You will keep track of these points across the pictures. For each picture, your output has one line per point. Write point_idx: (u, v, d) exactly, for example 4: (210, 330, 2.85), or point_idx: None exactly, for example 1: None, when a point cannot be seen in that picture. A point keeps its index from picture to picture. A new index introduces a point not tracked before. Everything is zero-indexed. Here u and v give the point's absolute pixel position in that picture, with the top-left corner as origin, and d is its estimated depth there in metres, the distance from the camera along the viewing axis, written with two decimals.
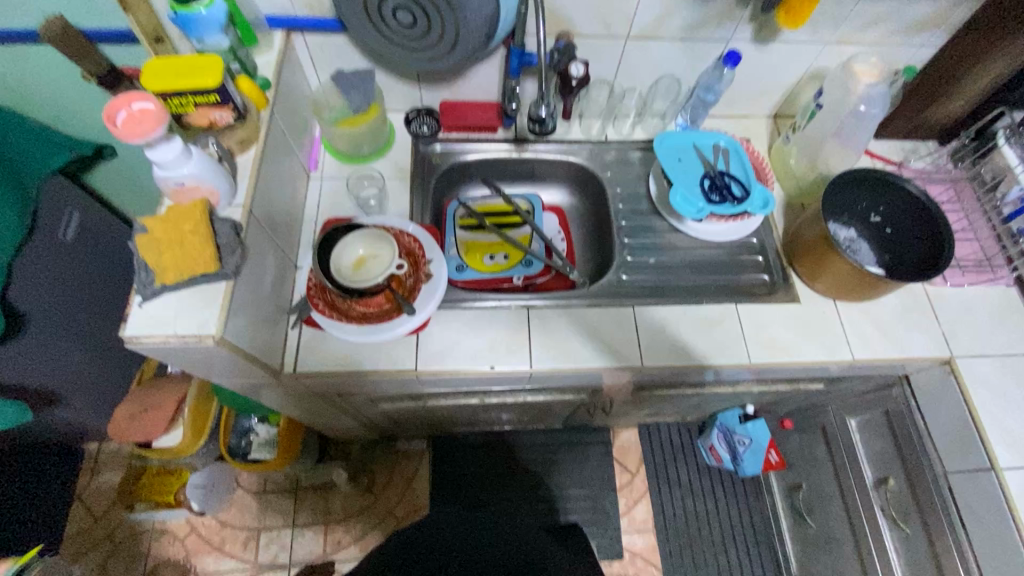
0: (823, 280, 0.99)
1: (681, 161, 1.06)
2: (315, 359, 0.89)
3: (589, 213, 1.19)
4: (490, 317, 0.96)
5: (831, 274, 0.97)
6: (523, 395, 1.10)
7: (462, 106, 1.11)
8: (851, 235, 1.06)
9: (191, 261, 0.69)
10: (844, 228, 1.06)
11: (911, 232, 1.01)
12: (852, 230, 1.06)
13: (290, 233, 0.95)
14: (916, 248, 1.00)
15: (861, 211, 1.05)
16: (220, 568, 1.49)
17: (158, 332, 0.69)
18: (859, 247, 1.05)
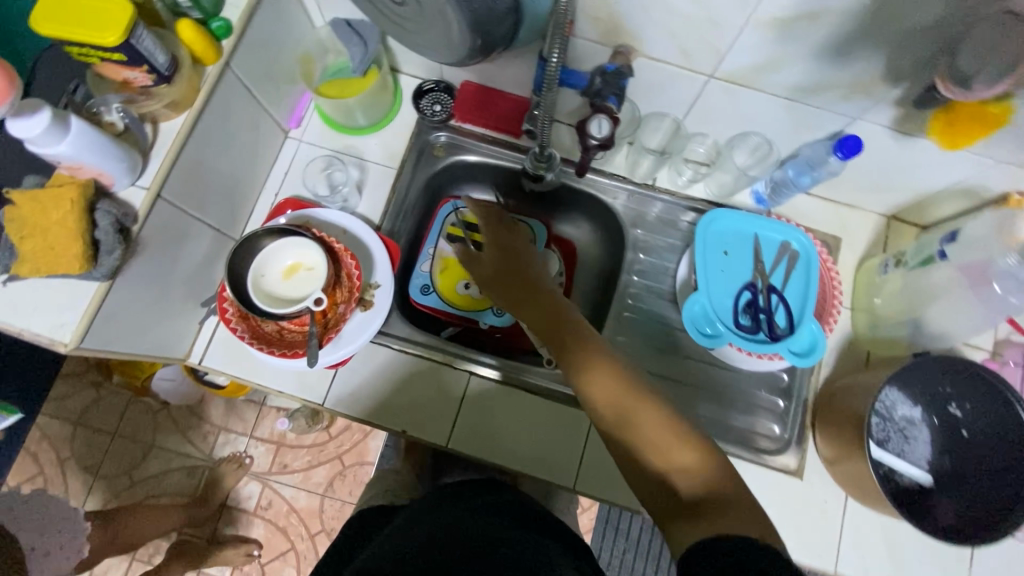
0: (841, 468, 0.77)
1: (726, 257, 0.80)
2: (223, 360, 0.81)
3: (603, 267, 0.96)
4: (426, 371, 0.83)
5: (852, 469, 0.75)
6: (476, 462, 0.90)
7: (488, 95, 0.89)
8: (911, 417, 0.81)
9: (53, 256, 0.58)
10: (908, 404, 0.81)
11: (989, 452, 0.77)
12: (916, 411, 0.81)
13: (233, 207, 0.83)
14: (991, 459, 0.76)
15: (940, 394, 0.80)
16: (177, 449, 1.58)
17: (10, 322, 0.61)
18: (915, 435, 0.80)
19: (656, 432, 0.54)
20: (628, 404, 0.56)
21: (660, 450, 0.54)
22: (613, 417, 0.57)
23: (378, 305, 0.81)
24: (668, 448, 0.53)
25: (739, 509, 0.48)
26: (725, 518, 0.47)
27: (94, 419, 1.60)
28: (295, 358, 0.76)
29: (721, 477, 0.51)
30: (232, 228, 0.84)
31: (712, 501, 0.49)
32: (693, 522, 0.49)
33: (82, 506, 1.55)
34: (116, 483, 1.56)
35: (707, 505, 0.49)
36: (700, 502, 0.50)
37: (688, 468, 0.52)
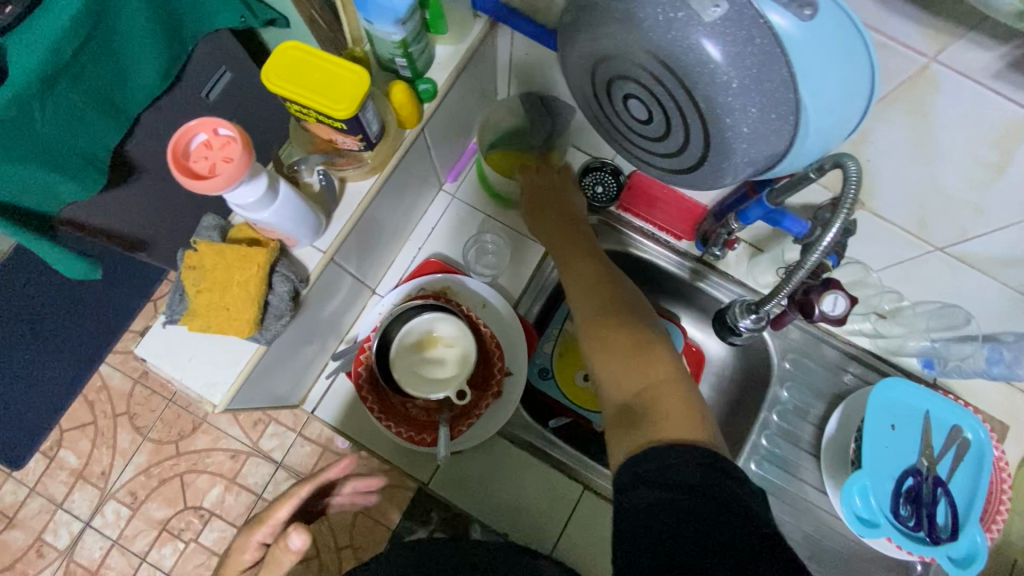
0: None
1: (892, 433, 0.73)
2: (335, 415, 0.78)
3: (733, 389, 0.90)
4: (537, 474, 0.78)
5: None
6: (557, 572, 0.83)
7: (661, 193, 0.82)
8: None
9: (226, 316, 0.55)
10: None
11: None
12: None
13: (377, 258, 0.79)
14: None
15: None
16: (225, 430, 1.57)
17: (163, 367, 0.58)
18: None
19: (629, 351, 0.59)
20: (615, 329, 0.62)
21: (625, 369, 0.58)
22: (600, 339, 0.62)
23: (507, 395, 0.75)
24: (626, 367, 0.58)
25: (681, 418, 0.51)
26: (663, 421, 0.51)
27: (155, 381, 1.60)
28: (418, 441, 0.73)
29: (677, 394, 0.54)
30: (372, 278, 0.80)
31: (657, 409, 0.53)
32: (628, 426, 0.53)
33: (126, 464, 1.56)
34: (163, 449, 1.56)
35: (652, 413, 0.53)
36: (641, 406, 0.54)
37: (644, 382, 0.56)
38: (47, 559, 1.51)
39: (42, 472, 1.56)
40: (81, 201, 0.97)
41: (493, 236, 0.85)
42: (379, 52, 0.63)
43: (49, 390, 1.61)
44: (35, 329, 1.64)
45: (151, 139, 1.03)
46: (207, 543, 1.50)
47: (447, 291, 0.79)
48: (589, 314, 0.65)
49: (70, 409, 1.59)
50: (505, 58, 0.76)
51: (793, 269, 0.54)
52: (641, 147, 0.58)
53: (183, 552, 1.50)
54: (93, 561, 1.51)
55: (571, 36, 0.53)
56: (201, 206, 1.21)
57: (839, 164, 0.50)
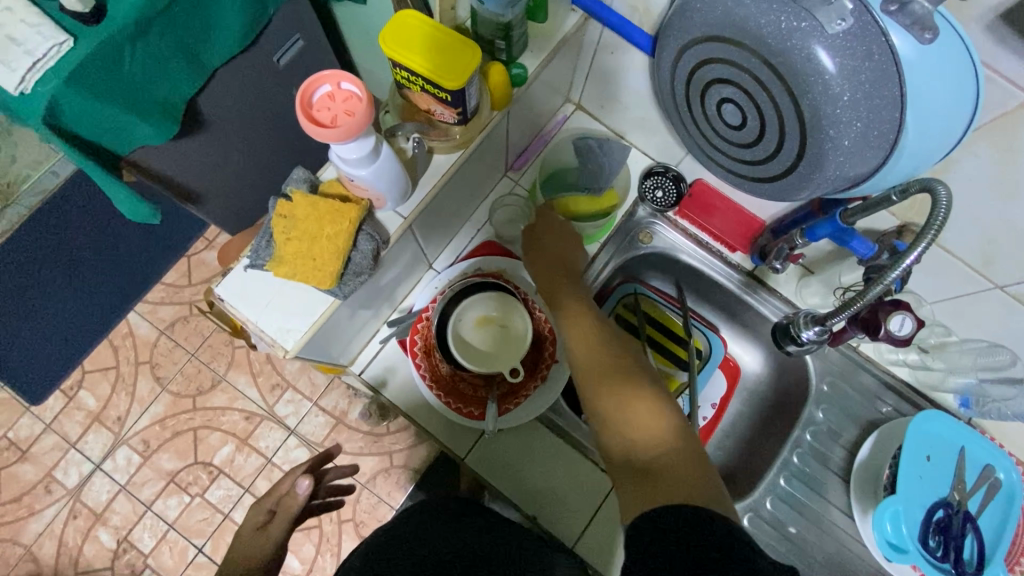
0: None
1: (927, 464, 0.75)
2: (381, 381, 0.79)
3: (765, 406, 0.91)
4: (570, 465, 0.79)
5: None
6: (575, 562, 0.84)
7: (721, 203, 0.84)
8: None
9: (311, 266, 0.57)
10: None
11: None
12: None
13: (440, 233, 0.80)
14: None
15: None
16: (243, 391, 1.60)
17: (239, 310, 0.60)
18: None
19: (629, 400, 0.59)
20: (602, 372, 0.63)
21: (629, 417, 0.58)
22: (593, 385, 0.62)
23: (552, 381, 0.76)
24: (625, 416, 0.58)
25: (685, 471, 0.51)
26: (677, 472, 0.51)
27: (180, 335, 1.62)
28: (462, 415, 0.74)
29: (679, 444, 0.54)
30: (431, 253, 0.82)
31: (665, 456, 0.53)
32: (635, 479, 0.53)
33: (142, 412, 1.58)
34: (180, 402, 1.59)
35: (655, 467, 0.53)
36: (647, 456, 0.54)
37: (645, 432, 0.56)
38: (54, 497, 1.53)
39: (60, 410, 1.58)
40: (149, 146, 0.98)
41: None
42: (480, 33, 0.65)
43: (74, 331, 1.63)
44: (68, 268, 1.66)
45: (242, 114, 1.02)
46: (213, 499, 1.53)
47: (503, 274, 0.81)
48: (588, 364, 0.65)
49: (93, 352, 1.61)
50: (588, 56, 0.78)
51: (867, 287, 0.56)
52: (724, 152, 0.60)
53: (187, 505, 1.53)
54: (99, 504, 1.53)
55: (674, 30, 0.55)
56: (256, 169, 1.24)
57: (926, 189, 0.51)
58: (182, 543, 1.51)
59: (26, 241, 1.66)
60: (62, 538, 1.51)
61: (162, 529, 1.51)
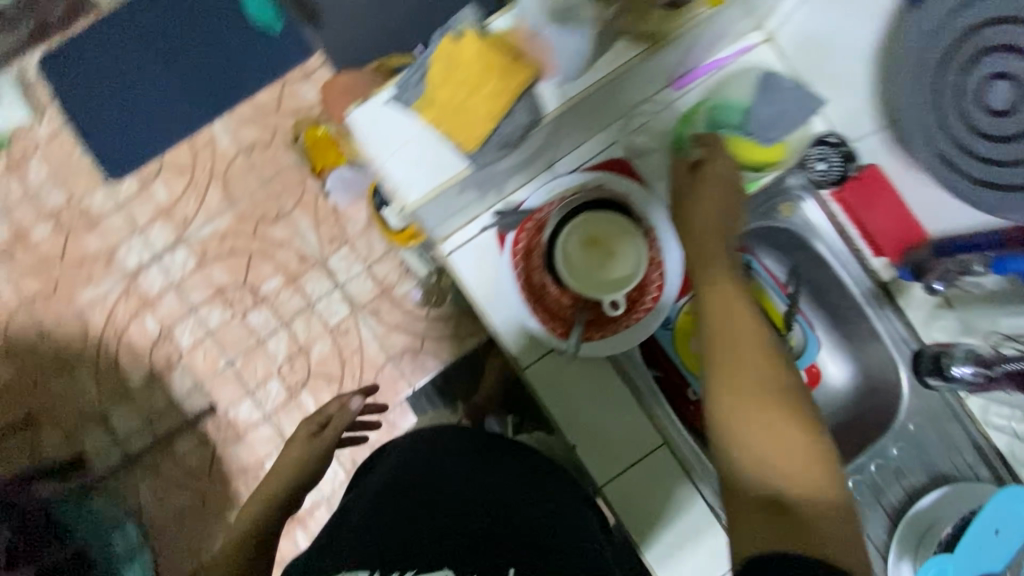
0: None
1: (995, 537, 0.69)
2: (468, 267, 0.76)
3: (831, 422, 0.86)
4: (627, 414, 0.77)
5: None
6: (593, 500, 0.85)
7: (889, 198, 0.74)
8: None
9: (463, 119, 0.52)
10: None
11: None
12: None
13: (577, 135, 0.73)
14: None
15: None
16: (303, 232, 1.61)
17: (367, 146, 0.55)
18: None
19: (774, 422, 0.53)
20: (752, 376, 0.55)
21: (771, 447, 0.53)
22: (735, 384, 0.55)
23: (642, 328, 0.71)
24: (770, 436, 0.53)
25: (830, 525, 0.49)
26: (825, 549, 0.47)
27: (257, 159, 1.62)
28: (544, 329, 0.71)
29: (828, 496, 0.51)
30: (558, 152, 0.74)
31: (814, 522, 0.49)
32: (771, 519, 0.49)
33: (207, 221, 1.62)
34: (243, 224, 1.61)
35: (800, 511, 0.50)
36: (790, 503, 0.50)
37: (790, 464, 0.52)
38: (112, 272, 1.61)
39: (133, 194, 1.62)
40: None
41: None
42: None
43: (159, 121, 1.63)
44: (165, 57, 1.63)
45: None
46: (253, 323, 1.60)
47: (626, 202, 0.71)
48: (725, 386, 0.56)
49: (173, 148, 1.63)
50: None
51: None
52: None
53: (228, 320, 1.60)
54: (151, 291, 1.61)
55: (962, 14, 0.56)
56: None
57: None
58: (216, 352, 1.60)
59: (130, 15, 1.62)
60: (112, 311, 1.61)
61: (201, 334, 1.60)
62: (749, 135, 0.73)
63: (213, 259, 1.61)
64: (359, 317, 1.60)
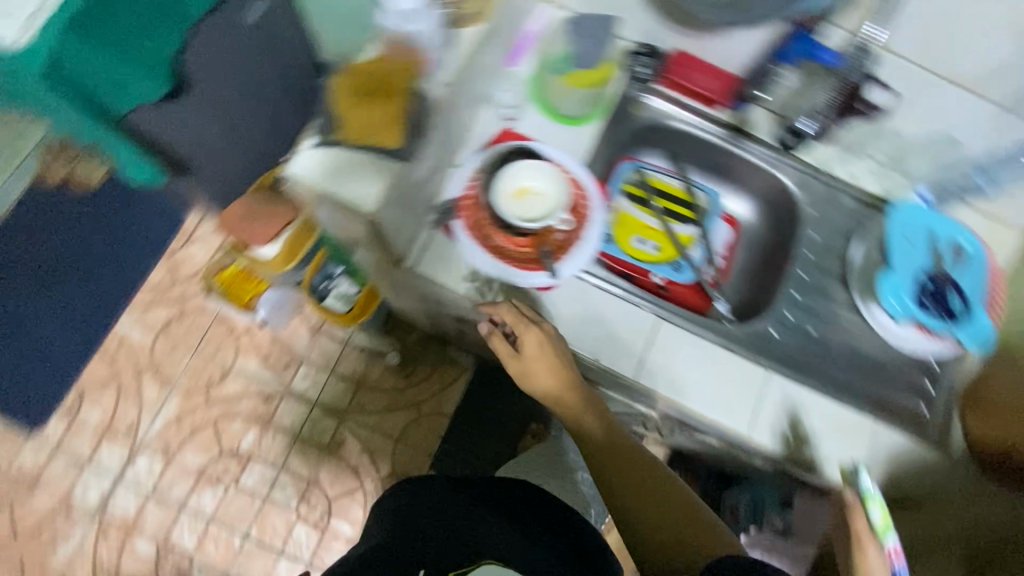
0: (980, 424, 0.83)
1: (904, 245, 0.90)
2: (434, 266, 0.84)
3: (763, 245, 1.03)
4: (623, 310, 0.88)
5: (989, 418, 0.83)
6: (634, 399, 0.97)
7: (701, 63, 0.94)
8: None
9: (377, 123, 0.65)
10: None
11: None
12: None
13: (465, 123, 0.86)
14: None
15: None
16: (255, 374, 1.58)
17: (318, 182, 0.66)
18: None
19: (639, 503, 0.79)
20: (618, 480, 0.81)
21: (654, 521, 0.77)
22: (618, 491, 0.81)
23: (590, 239, 0.84)
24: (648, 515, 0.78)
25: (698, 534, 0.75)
26: (701, 541, 0.74)
27: (177, 332, 1.59)
28: (521, 272, 0.83)
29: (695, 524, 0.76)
30: (455, 144, 0.86)
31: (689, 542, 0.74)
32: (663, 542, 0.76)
33: (154, 415, 1.54)
34: (192, 398, 1.55)
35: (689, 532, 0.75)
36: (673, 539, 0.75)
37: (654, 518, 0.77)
38: (77, 520, 1.47)
39: (65, 431, 1.52)
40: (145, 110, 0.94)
41: (570, 109, 0.92)
42: None
43: (59, 351, 1.55)
44: (39, 291, 1.58)
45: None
46: (249, 485, 1.52)
47: (529, 152, 0.86)
48: (600, 462, 0.83)
49: (88, 367, 1.55)
50: None
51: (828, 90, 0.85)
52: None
53: (223, 497, 1.51)
54: (128, 515, 1.48)
55: None
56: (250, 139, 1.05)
57: None
58: (226, 534, 1.49)
59: None
60: (95, 559, 1.45)
61: (202, 525, 1.49)
62: (579, 66, 0.92)
63: (180, 447, 1.53)
64: (348, 420, 1.58)
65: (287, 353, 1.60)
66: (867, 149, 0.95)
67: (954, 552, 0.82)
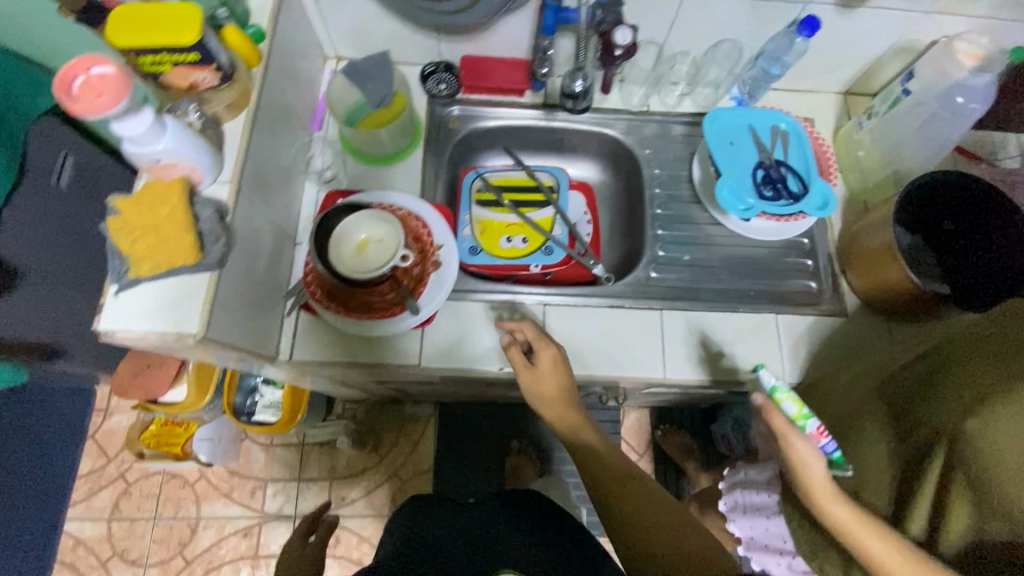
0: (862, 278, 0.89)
1: (733, 147, 0.93)
2: (311, 348, 0.85)
3: (621, 196, 1.07)
4: (506, 311, 0.90)
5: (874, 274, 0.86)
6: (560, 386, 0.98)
7: (488, 62, 0.97)
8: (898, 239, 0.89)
9: (168, 249, 0.63)
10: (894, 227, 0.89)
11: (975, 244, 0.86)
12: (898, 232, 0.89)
13: (288, 203, 0.87)
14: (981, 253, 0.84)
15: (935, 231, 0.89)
16: (225, 515, 1.51)
17: (133, 328, 0.64)
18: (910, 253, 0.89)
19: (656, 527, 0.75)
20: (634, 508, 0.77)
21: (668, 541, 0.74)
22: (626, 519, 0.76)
23: (446, 264, 0.84)
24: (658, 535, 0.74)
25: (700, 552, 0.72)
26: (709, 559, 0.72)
27: (130, 508, 1.50)
28: (391, 320, 0.82)
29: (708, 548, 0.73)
30: (290, 225, 0.87)
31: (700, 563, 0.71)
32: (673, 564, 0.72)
33: None
34: (170, 567, 1.47)
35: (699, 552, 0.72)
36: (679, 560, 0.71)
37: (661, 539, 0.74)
38: None
39: None
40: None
41: (388, 146, 0.95)
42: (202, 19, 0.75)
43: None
44: None
45: (63, 276, 1.02)
46: None
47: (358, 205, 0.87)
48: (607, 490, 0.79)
49: None
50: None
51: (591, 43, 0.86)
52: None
53: None
54: None
55: None
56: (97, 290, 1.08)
57: None
58: None
59: None
60: None
61: None
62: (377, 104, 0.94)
63: None
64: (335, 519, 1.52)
65: (249, 479, 1.54)
66: (668, 77, 1.01)
67: (870, 416, 0.74)
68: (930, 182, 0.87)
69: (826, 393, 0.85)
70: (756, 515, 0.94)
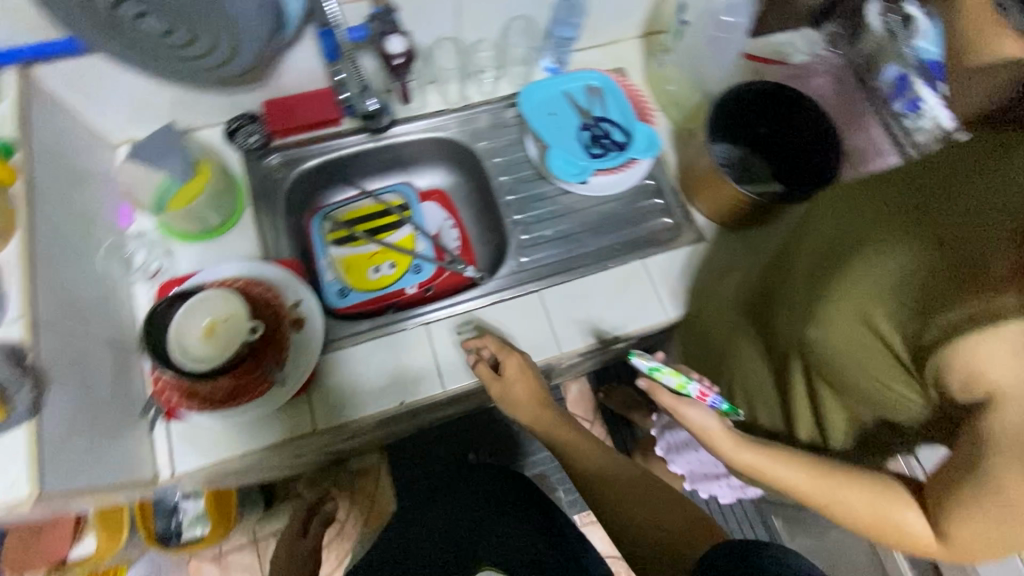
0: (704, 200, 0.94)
1: (553, 117, 0.98)
2: (193, 453, 0.78)
3: (474, 192, 1.06)
4: (389, 343, 0.87)
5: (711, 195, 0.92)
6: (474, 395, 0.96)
7: (292, 101, 0.92)
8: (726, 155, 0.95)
9: None
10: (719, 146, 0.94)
11: (790, 137, 0.93)
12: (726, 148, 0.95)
13: (115, 311, 0.79)
14: (801, 150, 0.92)
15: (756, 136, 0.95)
16: None
17: None
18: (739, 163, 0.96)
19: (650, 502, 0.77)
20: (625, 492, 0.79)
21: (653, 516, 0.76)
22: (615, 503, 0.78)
23: (307, 318, 0.81)
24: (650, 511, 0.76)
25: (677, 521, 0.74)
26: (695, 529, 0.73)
27: None
28: (264, 396, 0.77)
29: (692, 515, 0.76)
30: (126, 334, 0.79)
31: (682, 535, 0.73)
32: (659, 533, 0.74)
33: None
34: None
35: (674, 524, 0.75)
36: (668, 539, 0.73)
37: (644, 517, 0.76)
38: None
39: None
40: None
41: (213, 217, 0.87)
42: None
43: None
44: None
45: None
46: None
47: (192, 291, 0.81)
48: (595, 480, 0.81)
49: None
50: (71, 92, 0.79)
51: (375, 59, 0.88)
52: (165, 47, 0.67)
53: None
54: None
55: None
56: None
57: None
58: None
59: None
60: None
61: None
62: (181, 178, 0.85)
63: None
64: None
65: None
66: (477, 66, 1.01)
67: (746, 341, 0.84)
68: (738, 93, 0.91)
69: (697, 327, 0.91)
70: (688, 451, 1.00)
